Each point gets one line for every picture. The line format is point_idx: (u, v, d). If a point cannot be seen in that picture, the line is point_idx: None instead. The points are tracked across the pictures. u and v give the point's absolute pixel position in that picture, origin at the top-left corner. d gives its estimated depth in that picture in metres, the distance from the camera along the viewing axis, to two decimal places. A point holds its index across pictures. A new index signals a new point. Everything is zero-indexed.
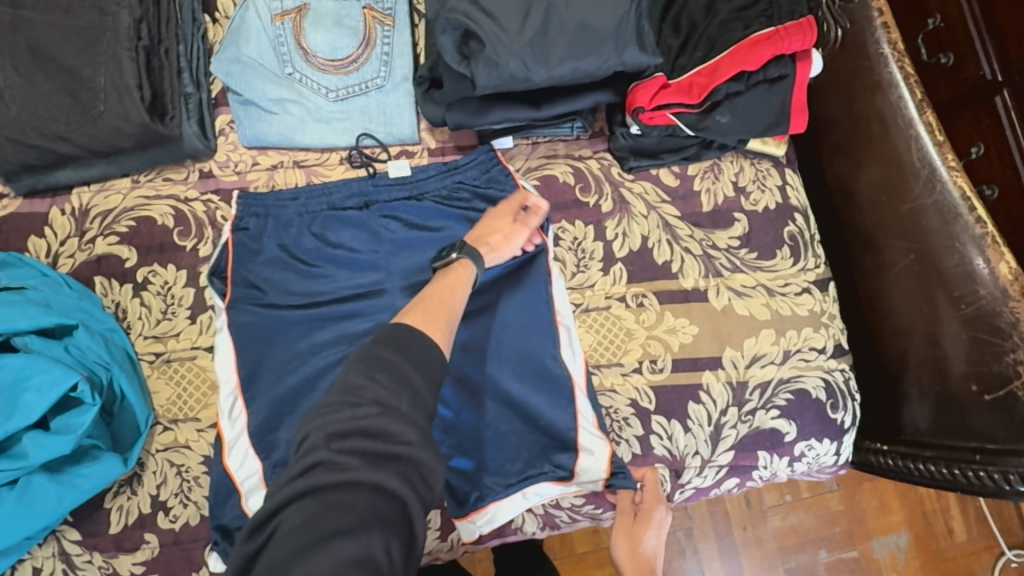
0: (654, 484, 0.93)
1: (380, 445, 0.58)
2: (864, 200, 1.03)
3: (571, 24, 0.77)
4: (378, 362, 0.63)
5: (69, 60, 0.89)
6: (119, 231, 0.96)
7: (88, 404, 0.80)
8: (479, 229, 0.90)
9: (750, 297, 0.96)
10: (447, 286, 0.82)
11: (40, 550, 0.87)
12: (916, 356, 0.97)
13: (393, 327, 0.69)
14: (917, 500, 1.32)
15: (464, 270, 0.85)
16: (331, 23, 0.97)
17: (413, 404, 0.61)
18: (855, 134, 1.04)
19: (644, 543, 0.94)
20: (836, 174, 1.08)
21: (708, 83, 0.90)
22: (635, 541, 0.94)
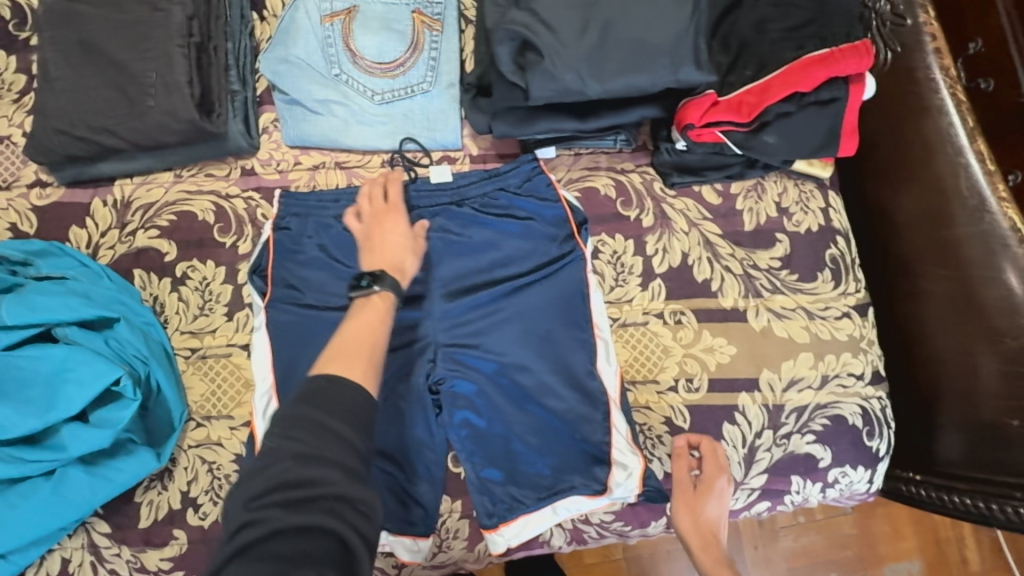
0: (713, 452, 0.85)
1: (302, 494, 0.57)
2: (901, 225, 1.01)
3: (629, 39, 0.76)
4: (293, 419, 0.61)
5: (120, 54, 0.89)
6: (160, 225, 0.96)
7: (128, 399, 0.80)
8: (383, 251, 0.85)
9: (790, 319, 0.95)
10: (367, 324, 0.76)
11: (69, 541, 0.86)
12: (948, 387, 0.96)
13: (315, 391, 0.64)
14: (930, 527, 1.30)
15: (384, 302, 0.80)
16: (380, 26, 0.97)
17: (337, 448, 0.60)
18: (896, 157, 1.02)
19: (707, 516, 0.80)
20: (874, 197, 1.06)
21: (759, 102, 0.88)
22: (697, 510, 0.80)
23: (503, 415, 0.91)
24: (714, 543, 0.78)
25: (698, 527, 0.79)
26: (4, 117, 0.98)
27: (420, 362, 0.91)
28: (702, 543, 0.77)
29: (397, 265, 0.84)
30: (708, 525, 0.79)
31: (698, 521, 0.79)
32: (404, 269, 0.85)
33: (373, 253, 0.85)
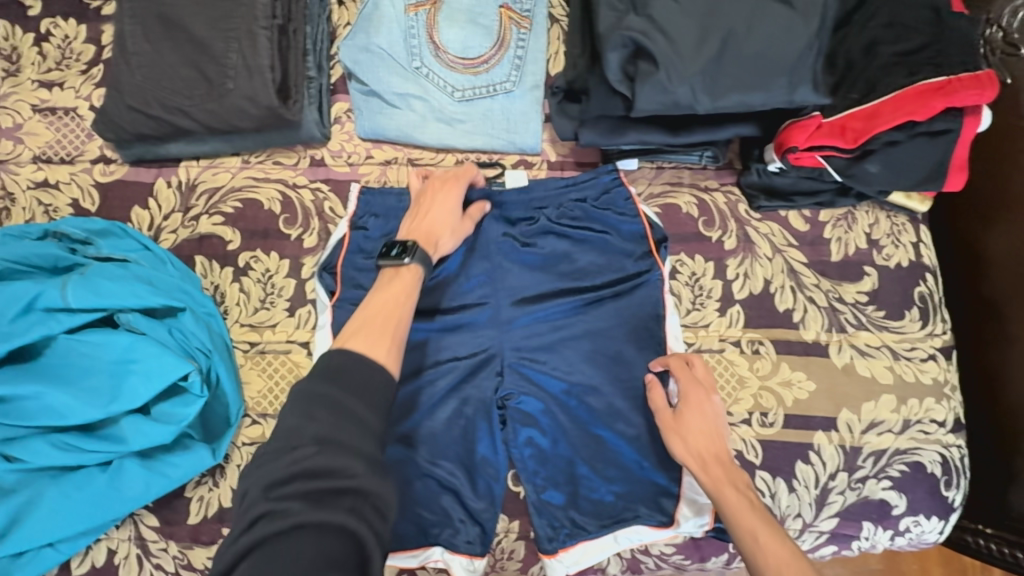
0: (683, 367, 0.85)
1: (322, 483, 0.54)
2: (992, 263, 0.93)
3: (748, 54, 0.71)
4: (316, 399, 0.59)
5: (202, 32, 0.86)
6: (225, 212, 0.92)
7: (193, 396, 0.79)
8: (425, 220, 0.83)
9: (874, 357, 0.91)
10: (394, 297, 0.74)
11: (116, 532, 0.84)
12: None
13: (332, 365, 0.62)
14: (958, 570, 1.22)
15: (413, 276, 0.77)
16: (466, 19, 0.92)
17: (358, 435, 0.58)
18: (989, 189, 0.94)
19: (698, 435, 0.81)
20: (963, 229, 0.98)
21: (867, 128, 0.83)
22: (685, 436, 0.81)
23: (570, 435, 0.87)
24: (710, 460, 0.79)
25: (691, 452, 0.80)
26: (71, 88, 0.95)
27: (486, 373, 0.88)
28: (698, 466, 0.79)
29: (432, 239, 0.81)
30: (701, 446, 0.80)
31: (690, 446, 0.80)
32: (438, 243, 0.82)
33: (416, 221, 0.83)
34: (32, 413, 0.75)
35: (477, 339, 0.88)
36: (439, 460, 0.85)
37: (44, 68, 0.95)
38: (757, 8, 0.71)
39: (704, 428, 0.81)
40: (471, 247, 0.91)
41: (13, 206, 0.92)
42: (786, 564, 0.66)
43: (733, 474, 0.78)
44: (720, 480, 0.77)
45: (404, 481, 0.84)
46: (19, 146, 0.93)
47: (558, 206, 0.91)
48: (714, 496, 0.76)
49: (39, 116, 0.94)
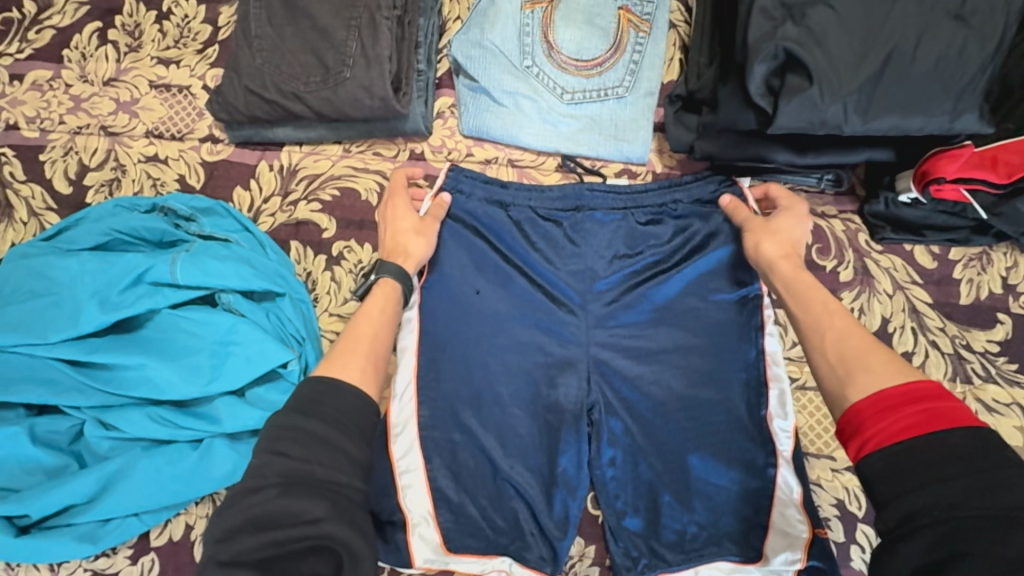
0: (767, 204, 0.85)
1: (281, 533, 0.51)
2: None
3: (909, 76, 0.66)
4: (284, 429, 0.56)
5: (324, 20, 0.86)
6: (322, 199, 0.92)
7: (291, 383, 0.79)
8: (396, 235, 0.82)
9: (1003, 415, 0.82)
10: (370, 313, 0.73)
11: (195, 507, 0.85)
12: None
13: (306, 394, 0.59)
14: None
15: (385, 288, 0.76)
16: (583, 20, 0.90)
17: (331, 461, 0.55)
18: None
19: (780, 232, 0.77)
20: None
21: (1022, 163, 0.75)
22: (759, 239, 0.78)
23: (655, 462, 0.83)
24: (784, 253, 0.75)
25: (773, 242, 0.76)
26: (187, 66, 0.96)
27: (574, 386, 0.84)
28: (770, 265, 0.76)
29: (407, 253, 0.80)
30: (776, 243, 0.76)
31: (756, 247, 0.77)
32: (415, 251, 0.81)
33: (387, 239, 0.83)
34: (135, 384, 0.77)
35: (565, 351, 0.85)
36: (517, 469, 0.83)
37: (163, 45, 0.97)
38: (926, 25, 0.66)
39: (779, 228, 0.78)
40: (567, 252, 0.88)
41: (124, 176, 0.94)
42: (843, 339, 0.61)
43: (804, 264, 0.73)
44: (799, 266, 0.73)
45: (481, 482, 0.83)
46: (134, 120, 0.96)
47: (657, 210, 0.88)
48: (785, 280, 0.72)
49: (155, 92, 0.96)
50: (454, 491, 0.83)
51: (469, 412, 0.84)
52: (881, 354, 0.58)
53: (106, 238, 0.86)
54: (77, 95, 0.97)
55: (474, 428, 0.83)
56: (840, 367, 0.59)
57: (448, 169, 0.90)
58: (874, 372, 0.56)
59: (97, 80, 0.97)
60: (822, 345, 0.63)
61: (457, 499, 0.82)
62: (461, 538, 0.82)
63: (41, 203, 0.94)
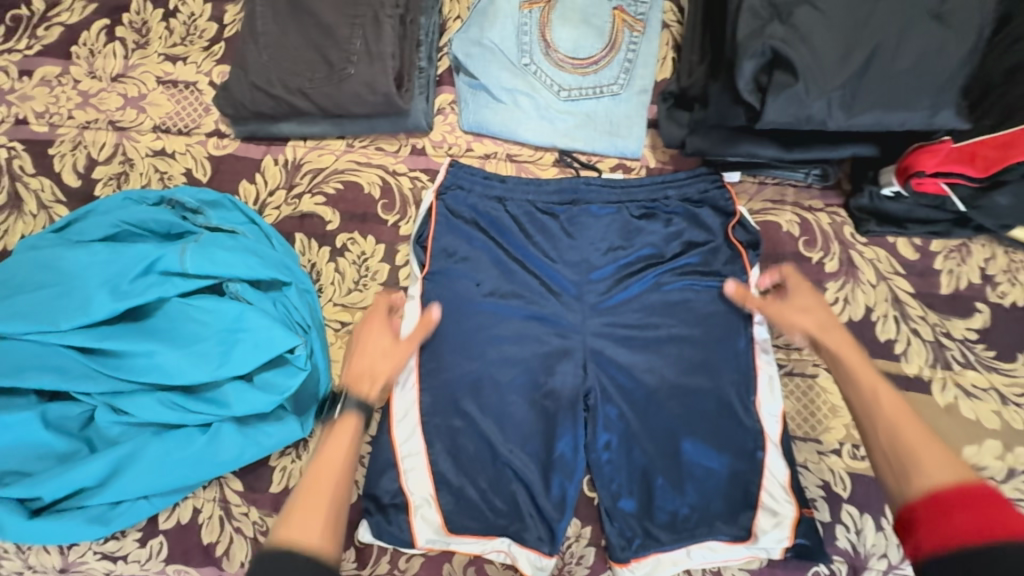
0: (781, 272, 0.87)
1: None
2: None
3: (890, 73, 0.69)
4: None
5: (328, 17, 0.89)
6: (326, 192, 0.95)
7: (297, 368, 0.82)
8: (366, 357, 0.80)
9: (980, 399, 0.86)
10: (333, 453, 0.72)
11: (203, 492, 0.88)
12: None
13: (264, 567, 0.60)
14: None
15: (347, 422, 0.74)
16: (579, 19, 0.93)
17: None
18: None
19: (805, 313, 0.79)
20: None
21: (1001, 157, 0.77)
22: (793, 315, 0.79)
23: (648, 445, 0.86)
24: (829, 325, 0.77)
25: (806, 317, 0.79)
26: (193, 63, 0.99)
27: (570, 372, 0.88)
28: (812, 334, 0.78)
29: (373, 375, 0.78)
30: (811, 320, 0.78)
31: (796, 317, 0.79)
32: (381, 371, 0.79)
33: (354, 359, 0.80)
34: (144, 369, 0.80)
35: (561, 340, 0.88)
36: (515, 454, 0.86)
37: (170, 42, 1.00)
38: (907, 25, 0.69)
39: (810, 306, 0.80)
40: (563, 244, 0.91)
41: (132, 170, 0.97)
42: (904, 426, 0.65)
43: (846, 335, 0.77)
44: (843, 342, 0.76)
45: (480, 466, 0.86)
46: (142, 115, 0.98)
47: (650, 204, 0.91)
48: (829, 357, 0.76)
49: (162, 88, 0.98)
50: (454, 475, 0.85)
51: (469, 398, 0.87)
52: (933, 450, 0.63)
53: (115, 230, 0.88)
54: (86, 90, 0.99)
55: (473, 415, 0.86)
56: (903, 461, 0.63)
57: (449, 165, 0.93)
58: (943, 467, 0.61)
59: (105, 77, 0.99)
60: (875, 433, 0.67)
61: (457, 483, 0.85)
62: (460, 520, 0.85)
63: (50, 195, 0.96)
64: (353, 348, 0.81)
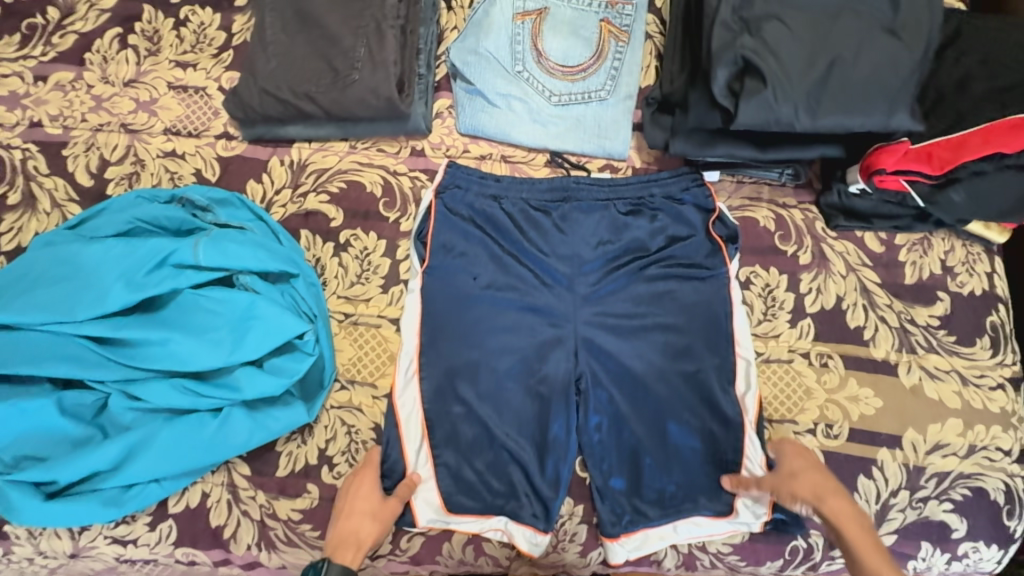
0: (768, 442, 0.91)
1: None
2: None
3: (849, 81, 0.76)
4: None
5: (334, 27, 0.95)
6: (330, 191, 1.00)
7: (305, 353, 0.88)
8: (354, 520, 0.83)
9: (942, 381, 0.93)
10: None
11: (211, 477, 0.91)
12: None
13: None
14: None
15: None
16: (568, 30, 1.00)
17: None
18: None
19: (802, 477, 0.85)
20: None
21: (953, 158, 0.86)
22: (795, 483, 0.84)
23: (637, 426, 0.91)
24: (828, 492, 0.82)
25: (805, 485, 0.84)
26: (203, 69, 1.04)
27: (562, 359, 0.93)
28: (816, 498, 0.82)
29: (358, 539, 0.81)
30: (810, 483, 0.84)
31: (799, 485, 0.84)
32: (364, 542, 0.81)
33: (344, 520, 0.83)
34: (158, 357, 0.84)
35: (553, 328, 0.94)
36: (511, 438, 0.91)
37: (181, 50, 1.05)
38: (862, 38, 0.77)
39: (799, 471, 0.86)
40: (555, 239, 0.96)
41: (143, 171, 1.01)
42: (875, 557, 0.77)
43: (829, 483, 0.84)
44: (846, 514, 0.81)
45: (477, 448, 0.90)
46: (153, 119, 1.03)
47: (636, 201, 0.98)
48: (830, 525, 0.81)
49: (173, 93, 1.03)
50: (452, 457, 0.90)
51: (466, 384, 0.91)
52: None
53: (129, 226, 0.93)
54: (99, 95, 1.03)
55: (471, 400, 0.91)
56: None
57: (446, 165, 0.98)
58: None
59: (118, 82, 1.04)
60: None
61: (456, 465, 0.90)
62: (458, 500, 0.89)
63: (63, 194, 1.00)
64: (342, 510, 0.84)
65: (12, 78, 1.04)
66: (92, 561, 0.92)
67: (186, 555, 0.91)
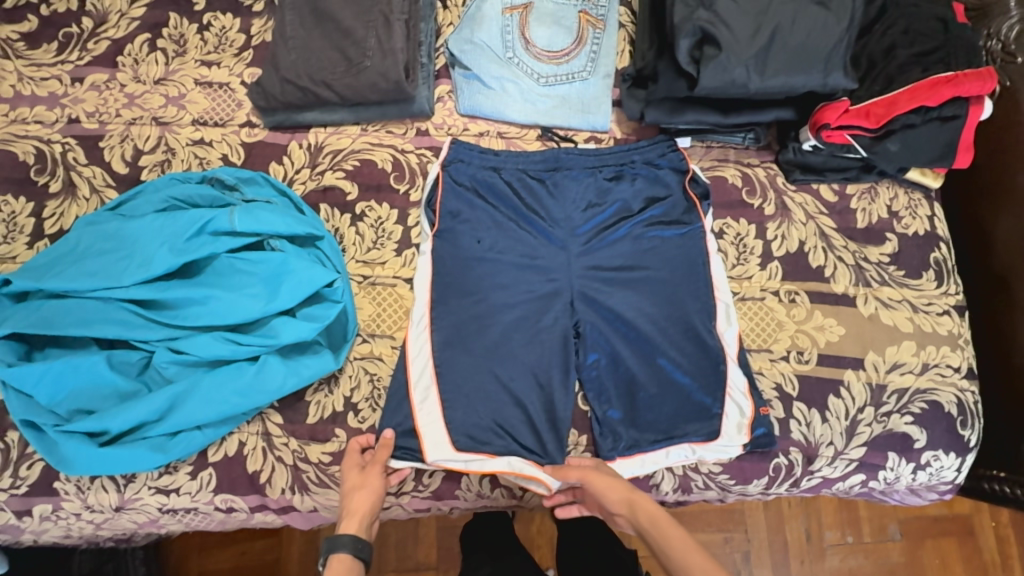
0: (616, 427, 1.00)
1: None
2: (1003, 244, 1.06)
3: (790, 46, 0.91)
4: None
5: (347, 23, 1.09)
6: (345, 168, 1.11)
7: (332, 302, 0.99)
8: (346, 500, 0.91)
9: (896, 309, 1.06)
10: None
11: (246, 427, 1.00)
12: None
13: None
14: (980, 565, 1.46)
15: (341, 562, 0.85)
16: (551, 21, 1.14)
17: None
18: (998, 183, 1.08)
19: (614, 479, 0.92)
20: (976, 221, 1.11)
21: (887, 112, 1.00)
22: (605, 481, 0.91)
23: (631, 361, 1.02)
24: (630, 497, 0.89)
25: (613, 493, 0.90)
26: (226, 67, 1.16)
27: (561, 306, 1.04)
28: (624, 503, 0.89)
29: (351, 512, 0.90)
30: (618, 486, 0.91)
31: (608, 489, 0.91)
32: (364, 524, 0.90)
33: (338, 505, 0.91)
34: (201, 313, 0.94)
35: (551, 277, 1.05)
36: (518, 379, 1.00)
37: (205, 50, 1.17)
38: (799, 10, 0.92)
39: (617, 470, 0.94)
40: (549, 200, 1.08)
41: (174, 157, 1.11)
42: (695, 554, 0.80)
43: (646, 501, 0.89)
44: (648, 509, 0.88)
45: (489, 387, 1.00)
46: (182, 112, 1.14)
47: (620, 165, 1.10)
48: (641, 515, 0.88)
49: (199, 88, 1.15)
50: (465, 398, 0.99)
51: (476, 332, 1.02)
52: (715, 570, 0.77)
53: (164, 205, 1.03)
54: (132, 93, 1.15)
55: (481, 345, 1.01)
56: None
57: (450, 144, 1.10)
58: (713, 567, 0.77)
59: (149, 80, 1.15)
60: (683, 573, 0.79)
61: (471, 405, 0.99)
62: (470, 441, 0.98)
63: (101, 181, 1.10)
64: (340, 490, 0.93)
65: (51, 81, 1.14)
66: (135, 513, 0.99)
67: (225, 501, 0.99)
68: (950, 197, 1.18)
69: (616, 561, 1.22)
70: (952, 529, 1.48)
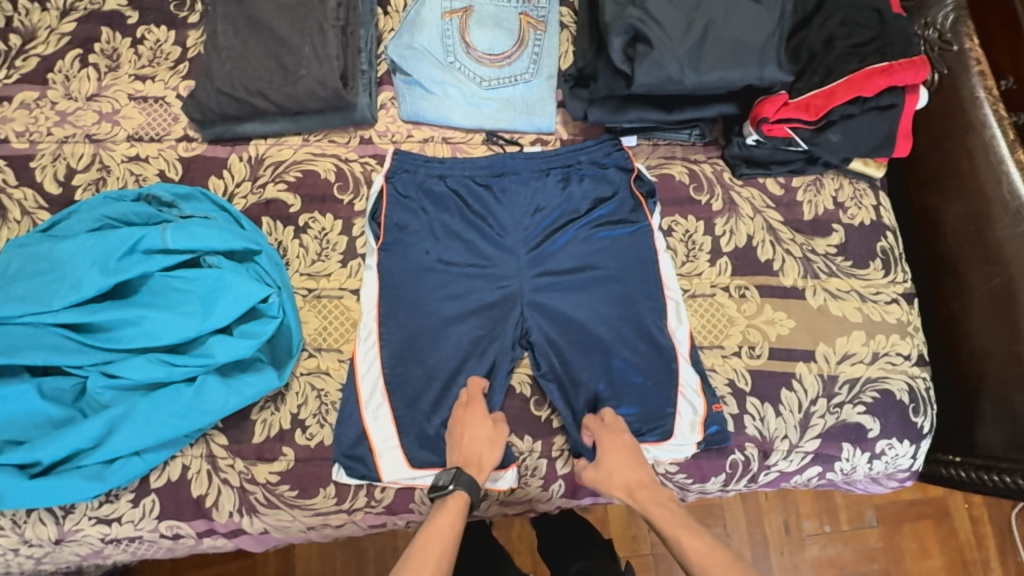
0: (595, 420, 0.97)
1: None
2: (951, 230, 1.07)
3: (722, 41, 0.92)
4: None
5: (282, 31, 1.07)
6: (288, 180, 1.09)
7: (270, 317, 0.97)
8: (467, 447, 0.93)
9: (844, 299, 1.06)
10: (441, 529, 0.84)
11: (190, 450, 0.97)
12: (985, 375, 1.00)
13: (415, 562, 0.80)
14: (957, 548, 1.47)
15: (458, 501, 0.88)
16: (492, 24, 1.13)
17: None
18: (943, 170, 1.09)
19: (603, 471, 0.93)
20: (923, 206, 1.12)
21: (825, 104, 1.01)
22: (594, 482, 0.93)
23: (583, 364, 1.01)
24: (637, 486, 0.92)
25: (618, 483, 0.92)
26: (162, 80, 1.13)
27: (511, 312, 1.02)
28: (626, 492, 0.92)
29: (480, 462, 0.92)
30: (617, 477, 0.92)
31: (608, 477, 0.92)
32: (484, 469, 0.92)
33: (456, 447, 0.93)
34: (135, 335, 0.91)
35: (501, 284, 1.03)
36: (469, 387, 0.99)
37: (139, 64, 1.14)
38: (730, 5, 0.93)
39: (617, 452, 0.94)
40: (495, 204, 1.07)
41: (109, 175, 1.08)
42: (710, 557, 0.82)
43: (656, 494, 0.91)
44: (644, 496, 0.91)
45: (440, 396, 0.98)
46: (116, 128, 1.11)
47: (566, 166, 1.09)
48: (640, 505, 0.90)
49: (134, 103, 1.12)
50: (415, 409, 0.97)
51: (425, 341, 1.00)
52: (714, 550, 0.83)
53: (97, 224, 0.99)
54: (63, 110, 1.11)
55: (431, 354, 1.00)
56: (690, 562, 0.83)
57: (393, 152, 1.09)
58: (722, 568, 0.80)
59: (81, 97, 1.12)
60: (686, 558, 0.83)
61: (421, 416, 0.97)
62: (420, 455, 0.96)
63: (33, 203, 1.06)
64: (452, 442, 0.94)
65: None
66: (77, 545, 0.96)
67: (171, 528, 0.95)
68: (897, 184, 1.18)
69: (589, 543, 1.22)
70: (927, 512, 1.49)
